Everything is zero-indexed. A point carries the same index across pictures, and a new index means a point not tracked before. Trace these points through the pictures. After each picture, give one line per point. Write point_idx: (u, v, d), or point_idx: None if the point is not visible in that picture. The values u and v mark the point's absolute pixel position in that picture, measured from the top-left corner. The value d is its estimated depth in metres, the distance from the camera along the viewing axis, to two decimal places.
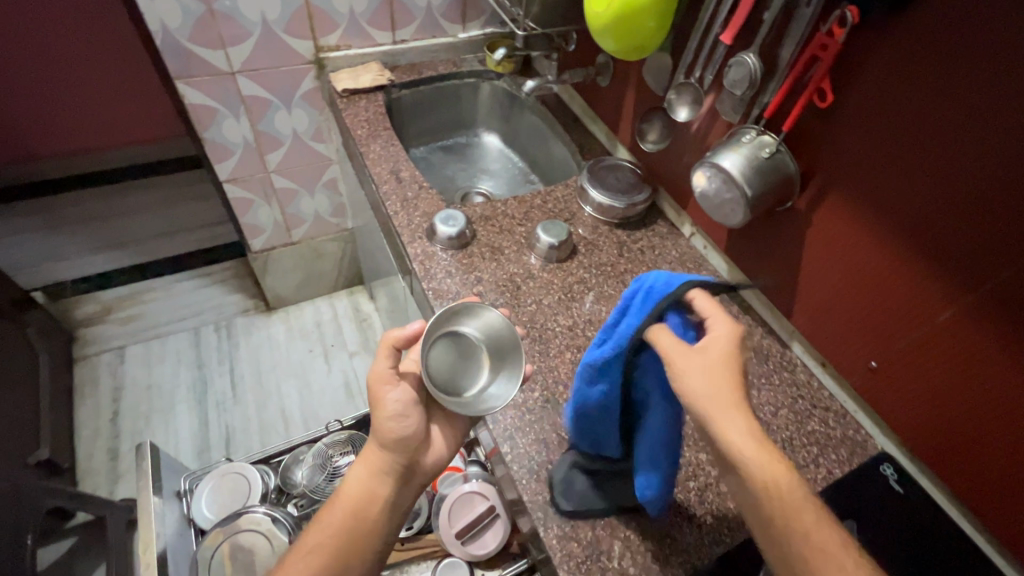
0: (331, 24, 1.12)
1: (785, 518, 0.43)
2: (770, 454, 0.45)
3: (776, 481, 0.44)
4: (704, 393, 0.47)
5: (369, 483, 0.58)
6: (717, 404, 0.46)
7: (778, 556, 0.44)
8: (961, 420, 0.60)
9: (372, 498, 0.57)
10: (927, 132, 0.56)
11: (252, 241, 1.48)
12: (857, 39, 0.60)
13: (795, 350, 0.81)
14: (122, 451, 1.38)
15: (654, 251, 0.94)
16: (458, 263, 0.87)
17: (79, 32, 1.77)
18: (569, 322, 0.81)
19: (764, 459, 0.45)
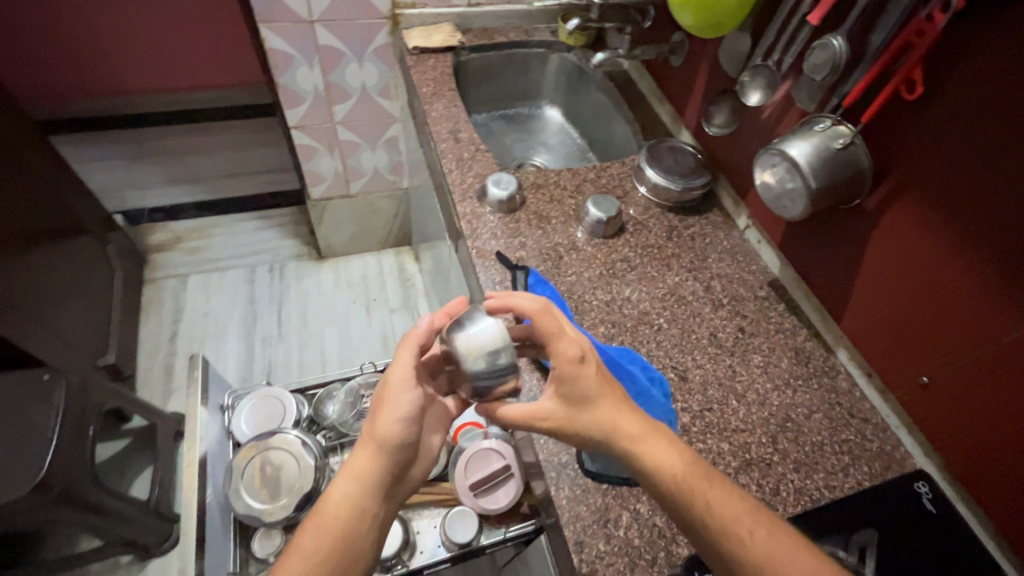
0: None
1: (710, 508, 0.48)
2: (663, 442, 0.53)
3: (683, 473, 0.50)
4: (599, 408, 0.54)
5: (359, 492, 0.54)
6: (611, 418, 0.53)
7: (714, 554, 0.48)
8: (1012, 448, 0.57)
9: (360, 510, 0.54)
10: (1022, 138, 0.52)
11: (312, 189, 1.54)
12: (961, 26, 0.55)
13: (839, 356, 0.78)
14: (177, 369, 1.49)
15: (705, 239, 0.91)
16: (505, 227, 0.87)
17: None
18: (606, 297, 0.81)
19: (657, 451, 0.52)
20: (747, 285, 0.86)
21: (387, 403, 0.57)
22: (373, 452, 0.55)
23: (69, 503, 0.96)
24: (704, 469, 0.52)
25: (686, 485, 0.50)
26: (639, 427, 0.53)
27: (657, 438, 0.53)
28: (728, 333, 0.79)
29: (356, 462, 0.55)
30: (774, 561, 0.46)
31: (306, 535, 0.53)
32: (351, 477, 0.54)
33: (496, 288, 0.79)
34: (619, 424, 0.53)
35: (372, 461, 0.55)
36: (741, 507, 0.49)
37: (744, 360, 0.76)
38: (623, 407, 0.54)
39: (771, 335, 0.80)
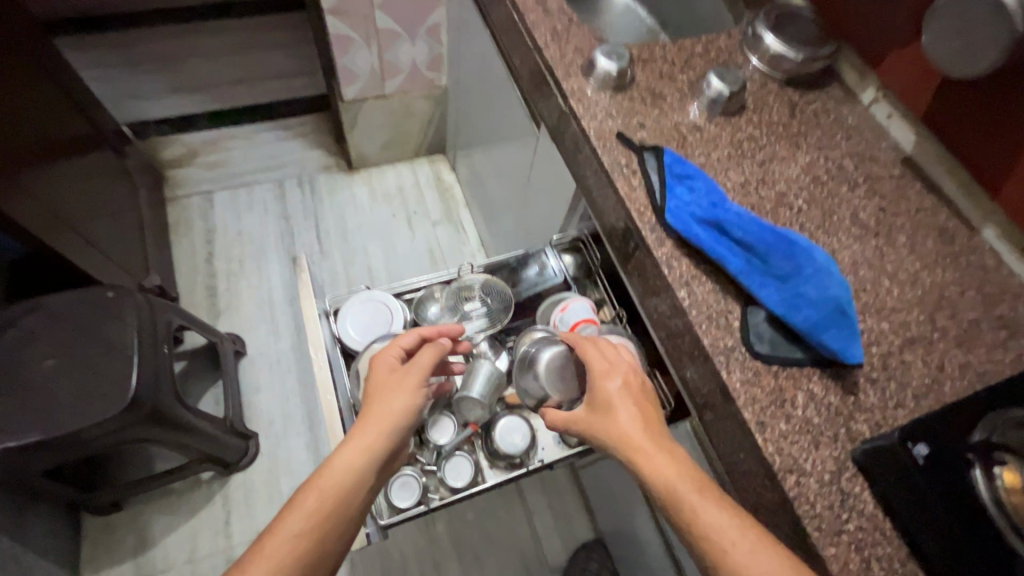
0: None
1: (702, 519, 0.47)
2: (670, 456, 0.52)
3: (675, 484, 0.50)
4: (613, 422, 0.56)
5: (364, 465, 0.54)
6: (623, 430, 0.55)
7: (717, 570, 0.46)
8: None
9: (360, 481, 0.53)
10: None
11: (346, 88, 1.40)
12: None
13: (984, 234, 0.74)
14: (220, 290, 1.42)
15: (829, 116, 0.83)
16: (618, 105, 0.78)
17: None
18: (740, 179, 0.74)
19: (660, 460, 0.52)
20: (881, 164, 0.79)
21: (392, 391, 0.59)
22: (381, 429, 0.56)
23: (159, 421, 0.93)
24: (702, 484, 0.50)
25: (678, 494, 0.49)
26: (646, 440, 0.54)
27: (663, 450, 0.53)
28: (870, 214, 0.74)
29: (364, 435, 0.55)
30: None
31: (311, 496, 0.51)
32: (358, 446, 0.54)
33: (624, 171, 0.72)
34: (619, 438, 0.55)
35: (377, 439, 0.55)
36: (729, 524, 0.47)
37: (890, 240, 0.72)
38: (631, 423, 0.56)
39: (912, 214, 0.75)
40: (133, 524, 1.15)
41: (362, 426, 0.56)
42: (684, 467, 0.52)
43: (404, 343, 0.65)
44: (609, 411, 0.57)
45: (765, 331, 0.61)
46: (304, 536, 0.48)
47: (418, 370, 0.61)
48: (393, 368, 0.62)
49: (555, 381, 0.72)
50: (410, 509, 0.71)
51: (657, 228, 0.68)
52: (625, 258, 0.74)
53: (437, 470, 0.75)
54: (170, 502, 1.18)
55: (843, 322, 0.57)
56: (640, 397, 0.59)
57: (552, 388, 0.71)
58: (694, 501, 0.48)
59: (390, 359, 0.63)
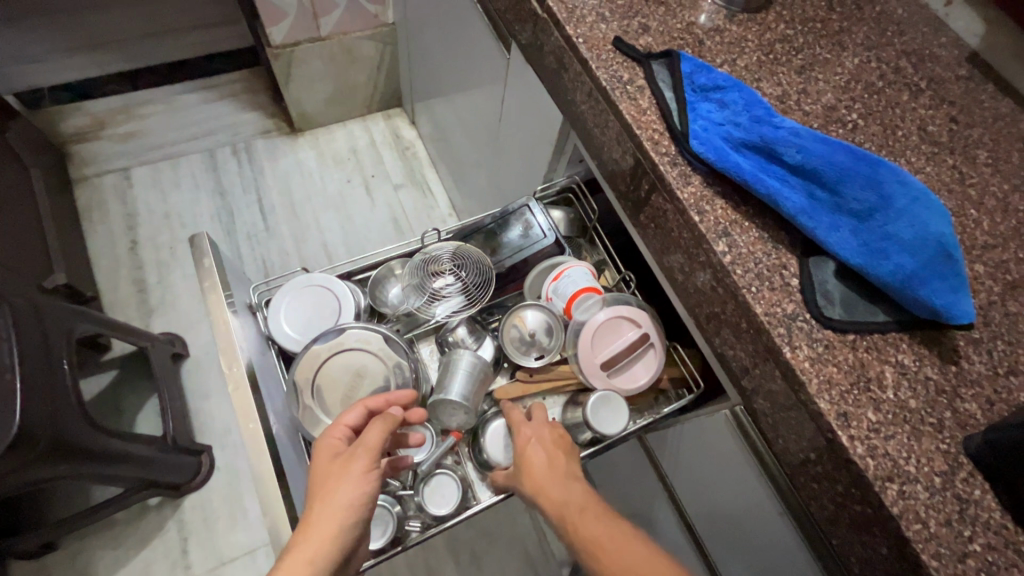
0: None
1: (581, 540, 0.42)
2: (561, 485, 0.47)
3: (563, 512, 0.45)
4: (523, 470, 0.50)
5: None
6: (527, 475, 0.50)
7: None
8: None
9: None
10: None
11: (271, 30, 1.15)
12: None
13: None
14: (150, 283, 1.21)
15: (875, 8, 0.66)
16: (612, 4, 0.59)
17: None
18: (777, 91, 0.57)
19: (553, 489, 0.47)
20: (943, 64, 0.63)
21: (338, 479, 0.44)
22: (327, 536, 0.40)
23: (69, 454, 0.76)
24: (593, 505, 0.45)
25: (567, 515, 0.44)
26: (543, 475, 0.49)
27: (558, 479, 0.48)
28: (940, 126, 0.58)
29: (306, 544, 0.40)
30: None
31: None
32: (298, 563, 0.39)
33: (628, 89, 0.54)
34: (526, 478, 0.50)
35: (322, 550, 0.40)
36: (616, 543, 0.41)
37: (969, 157, 0.56)
38: (537, 462, 0.50)
39: (989, 124, 0.59)
40: (71, 566, 0.98)
41: (303, 536, 0.40)
42: (575, 490, 0.47)
43: (349, 420, 0.49)
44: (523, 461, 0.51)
45: (835, 288, 0.46)
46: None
47: (369, 450, 0.46)
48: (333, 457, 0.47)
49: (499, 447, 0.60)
50: (384, 551, 0.56)
51: (679, 160, 0.51)
52: (634, 207, 0.57)
53: (415, 493, 0.60)
54: (113, 535, 1.01)
55: (950, 270, 0.41)
56: (553, 443, 0.53)
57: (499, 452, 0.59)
58: (578, 521, 0.43)
59: (333, 444, 0.47)
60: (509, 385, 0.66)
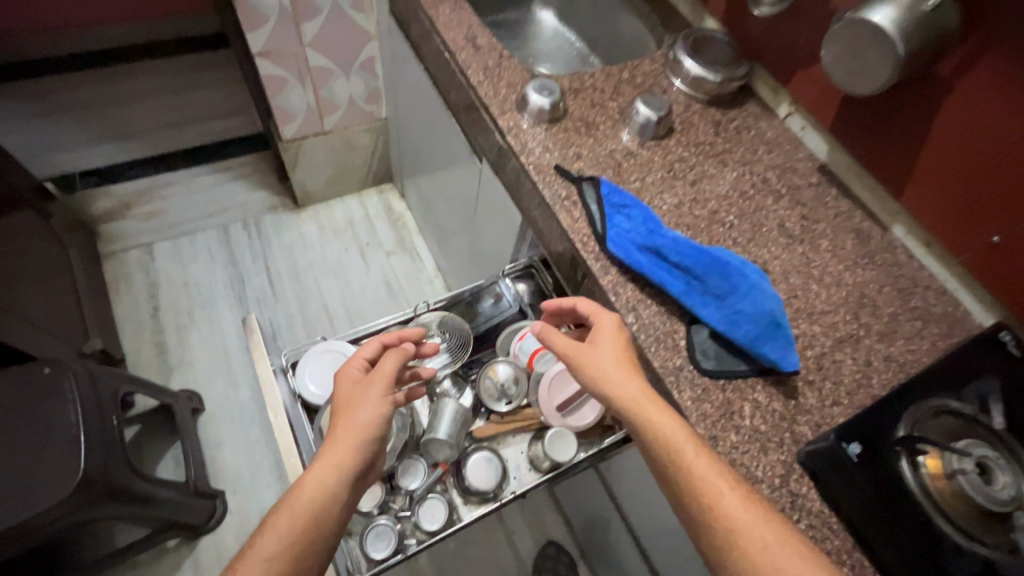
0: None
1: (698, 485, 0.51)
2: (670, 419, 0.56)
3: (674, 445, 0.53)
4: (628, 393, 0.58)
5: (339, 476, 0.59)
6: (635, 397, 0.57)
7: (729, 534, 0.49)
8: None
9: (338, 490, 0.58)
10: None
11: (284, 128, 1.37)
12: None
13: (894, 232, 0.81)
14: (170, 345, 1.36)
15: (750, 132, 0.89)
16: (555, 138, 0.81)
17: None
18: (675, 200, 0.78)
19: (665, 419, 0.56)
20: (799, 174, 0.86)
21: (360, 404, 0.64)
22: (353, 437, 0.61)
23: (115, 497, 0.89)
24: (698, 444, 0.54)
25: (676, 448, 0.53)
26: (648, 405, 0.57)
27: (662, 408, 0.57)
28: (794, 223, 0.80)
29: (340, 441, 0.61)
30: (762, 545, 0.48)
31: (280, 518, 0.55)
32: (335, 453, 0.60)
33: (565, 204, 0.75)
34: (626, 395, 0.58)
35: (352, 447, 0.61)
36: (728, 487, 0.51)
37: (814, 246, 0.78)
38: (619, 372, 0.60)
39: (831, 220, 0.81)
40: None
41: (337, 435, 0.61)
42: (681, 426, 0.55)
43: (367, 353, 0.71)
44: (621, 382, 0.59)
45: (710, 346, 0.65)
46: (278, 560, 0.52)
47: (382, 377, 0.67)
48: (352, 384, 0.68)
49: (477, 476, 0.77)
50: (388, 559, 0.71)
51: (601, 256, 0.71)
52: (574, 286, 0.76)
53: (412, 514, 0.75)
54: None
55: (781, 330, 0.62)
56: (633, 363, 0.61)
57: (477, 480, 0.77)
58: (696, 463, 0.52)
59: (356, 372, 0.68)
60: (485, 425, 0.83)
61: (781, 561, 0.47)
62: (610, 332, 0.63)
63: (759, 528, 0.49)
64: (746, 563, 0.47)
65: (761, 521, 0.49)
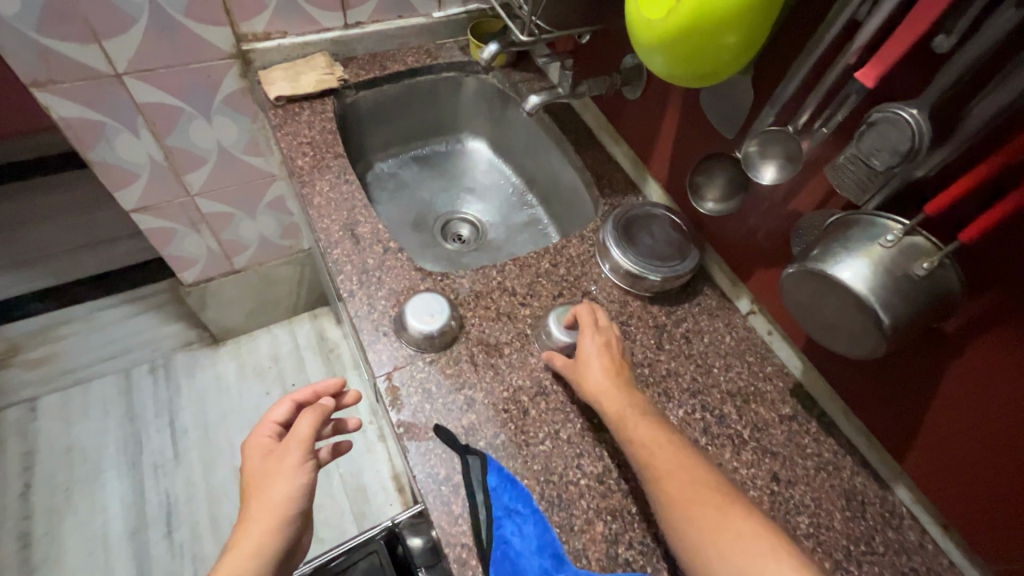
0: (218, 15, 0.79)
1: (647, 459, 0.50)
2: (628, 395, 0.55)
3: (624, 419, 0.53)
4: (595, 379, 0.57)
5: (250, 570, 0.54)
6: (599, 379, 0.56)
7: (665, 506, 0.47)
8: None
9: None
10: None
11: (182, 273, 1.19)
12: None
13: (898, 495, 0.60)
14: (37, 536, 1.14)
15: (703, 338, 0.70)
16: (441, 376, 0.62)
17: None
18: (598, 467, 0.58)
19: (624, 400, 0.55)
20: (767, 402, 0.66)
21: (273, 481, 0.58)
22: (268, 525, 0.56)
23: None
24: (648, 415, 0.54)
25: (626, 421, 0.53)
26: (614, 388, 0.56)
27: (628, 389, 0.56)
28: (761, 489, 0.59)
29: (251, 532, 0.56)
30: (692, 522, 0.45)
31: None
32: (248, 541, 0.55)
33: (443, 490, 0.54)
34: (591, 373, 0.57)
35: (266, 534, 0.56)
36: (676, 463, 0.49)
37: (789, 530, 0.57)
38: (593, 353, 0.58)
39: (811, 478, 0.61)
40: None
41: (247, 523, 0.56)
42: (640, 407, 0.54)
43: (277, 417, 0.66)
44: (587, 367, 0.58)
45: None
46: None
47: (297, 444, 0.61)
48: (268, 447, 0.63)
49: None
50: None
51: None
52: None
53: None
54: None
55: None
56: (615, 355, 0.59)
57: None
58: (644, 435, 0.52)
59: (266, 441, 0.63)
60: None
61: (707, 506, 0.45)
62: (587, 338, 0.59)
63: (697, 487, 0.47)
64: (683, 532, 0.45)
65: (697, 479, 0.48)
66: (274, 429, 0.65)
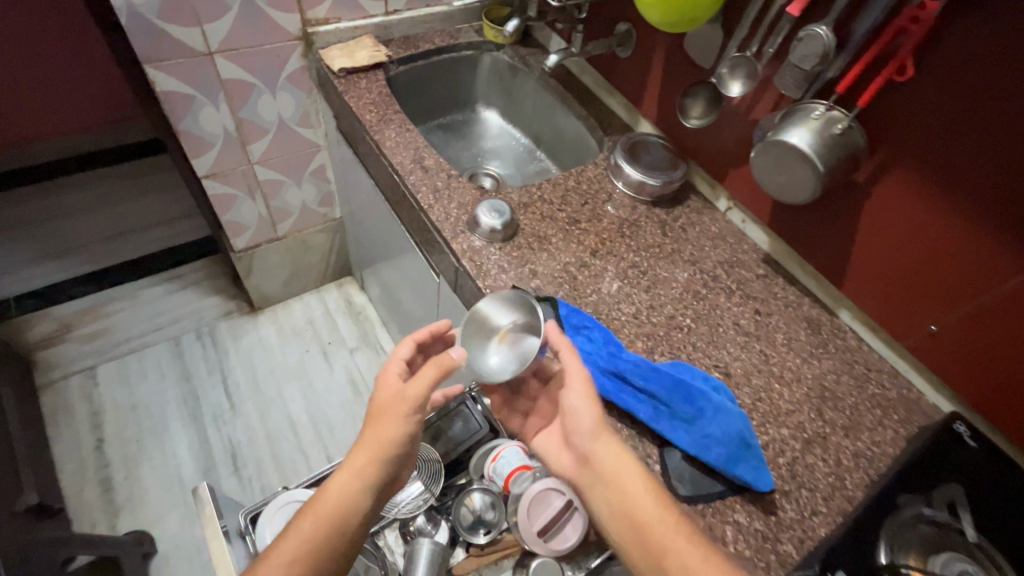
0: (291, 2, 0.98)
1: (645, 527, 0.57)
2: (620, 458, 0.61)
3: (621, 484, 0.59)
4: (589, 433, 0.62)
5: (354, 492, 0.63)
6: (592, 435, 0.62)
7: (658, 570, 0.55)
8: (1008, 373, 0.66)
9: (353, 506, 0.62)
10: (996, 118, 0.58)
11: (235, 240, 1.35)
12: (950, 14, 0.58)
13: (841, 316, 0.84)
14: (117, 482, 1.26)
15: (695, 228, 0.93)
16: (509, 257, 0.82)
17: (62, 58, 1.68)
18: (632, 309, 0.80)
19: (620, 464, 0.60)
20: (746, 266, 0.89)
21: (390, 418, 0.64)
22: (373, 457, 0.64)
23: None
24: (641, 476, 0.60)
25: (623, 489, 0.59)
26: (607, 448, 0.61)
27: (617, 449, 0.61)
28: (748, 319, 0.82)
29: (359, 460, 0.63)
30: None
31: (303, 523, 0.61)
32: (355, 469, 0.63)
33: None
34: (579, 418, 0.62)
35: (371, 465, 0.64)
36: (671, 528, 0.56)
37: (770, 341, 0.80)
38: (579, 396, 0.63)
39: (782, 311, 0.84)
40: None
41: (358, 452, 0.64)
42: (630, 470, 0.60)
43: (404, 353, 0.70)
44: (581, 419, 0.62)
45: (686, 471, 0.64)
46: (297, 562, 0.58)
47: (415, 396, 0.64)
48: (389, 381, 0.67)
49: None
50: None
51: None
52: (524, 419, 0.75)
53: None
54: None
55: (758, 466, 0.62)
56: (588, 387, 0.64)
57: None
58: (637, 497, 0.58)
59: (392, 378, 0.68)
60: (464, 559, 0.77)
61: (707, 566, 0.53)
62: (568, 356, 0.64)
63: (695, 553, 0.54)
64: None
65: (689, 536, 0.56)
66: (400, 365, 0.70)
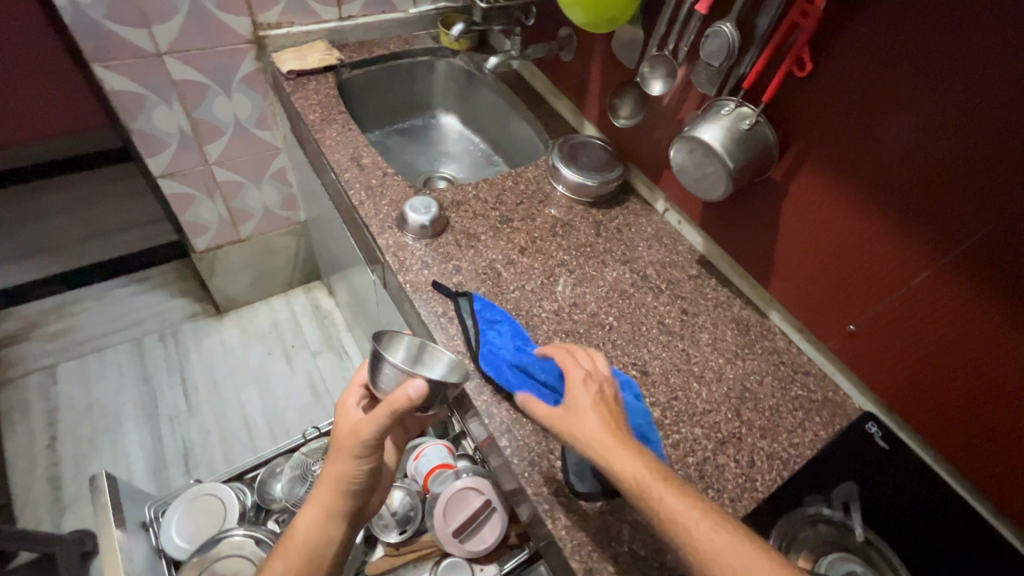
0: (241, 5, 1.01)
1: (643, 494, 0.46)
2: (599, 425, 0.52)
3: (604, 453, 0.49)
4: (552, 415, 0.53)
5: (323, 527, 0.58)
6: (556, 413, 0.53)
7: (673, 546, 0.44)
8: (923, 371, 0.64)
9: (326, 541, 0.58)
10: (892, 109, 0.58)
11: (195, 241, 1.36)
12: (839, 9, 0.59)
13: (772, 318, 0.83)
14: (66, 480, 1.26)
15: (631, 228, 0.92)
16: (435, 253, 0.82)
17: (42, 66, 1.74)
18: (554, 307, 0.79)
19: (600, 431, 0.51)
20: (679, 267, 0.88)
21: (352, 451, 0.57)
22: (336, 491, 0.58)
23: None
24: (624, 441, 0.50)
25: (608, 457, 0.49)
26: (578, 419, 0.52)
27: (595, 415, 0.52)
28: (674, 318, 0.81)
29: (321, 495, 0.58)
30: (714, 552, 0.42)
31: (276, 563, 0.56)
32: (319, 503, 0.58)
33: (441, 321, 0.74)
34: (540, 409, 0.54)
35: (337, 498, 0.58)
36: (676, 496, 0.46)
37: (694, 340, 0.79)
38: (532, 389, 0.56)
39: (710, 311, 0.83)
40: None
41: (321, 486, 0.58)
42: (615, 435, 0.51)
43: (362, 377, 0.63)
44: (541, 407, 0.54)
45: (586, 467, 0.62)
46: None
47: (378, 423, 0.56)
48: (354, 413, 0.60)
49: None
50: None
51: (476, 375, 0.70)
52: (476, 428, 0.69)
53: None
54: None
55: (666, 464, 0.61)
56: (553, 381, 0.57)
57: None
58: (629, 465, 0.48)
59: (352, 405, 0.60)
60: (380, 558, 0.78)
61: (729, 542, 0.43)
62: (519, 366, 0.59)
63: (708, 524, 0.44)
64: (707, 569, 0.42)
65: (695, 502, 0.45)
66: (360, 391, 0.62)
